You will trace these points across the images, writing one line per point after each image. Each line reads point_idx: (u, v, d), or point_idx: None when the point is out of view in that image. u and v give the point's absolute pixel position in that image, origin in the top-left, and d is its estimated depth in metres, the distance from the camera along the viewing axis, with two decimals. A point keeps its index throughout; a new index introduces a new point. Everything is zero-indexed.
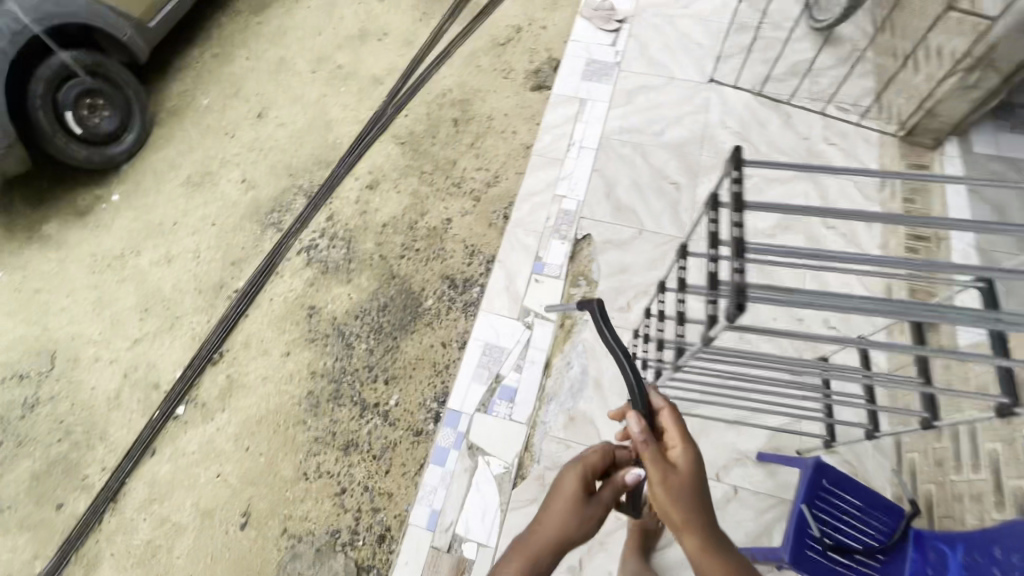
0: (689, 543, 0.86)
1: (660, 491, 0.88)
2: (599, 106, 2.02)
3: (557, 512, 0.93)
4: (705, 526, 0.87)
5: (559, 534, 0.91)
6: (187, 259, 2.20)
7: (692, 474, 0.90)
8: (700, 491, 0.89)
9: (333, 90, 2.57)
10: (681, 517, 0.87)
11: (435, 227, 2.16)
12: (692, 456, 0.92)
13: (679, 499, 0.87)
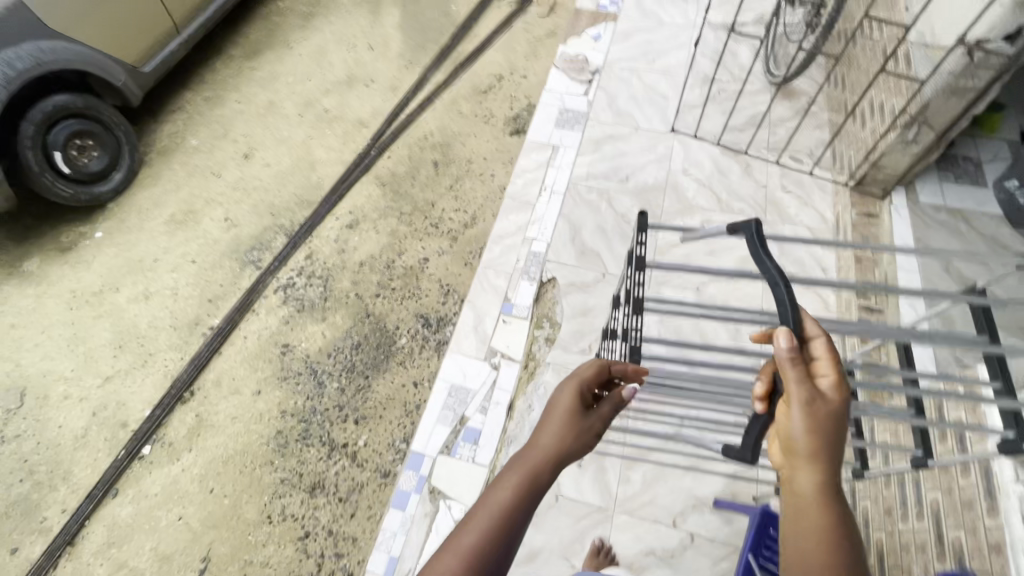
0: (808, 477, 0.76)
1: (800, 413, 0.77)
2: (569, 152, 2.10)
3: (556, 430, 0.94)
4: (832, 468, 0.76)
5: (559, 448, 0.92)
6: (165, 297, 2.22)
7: (837, 407, 0.78)
8: (837, 428, 0.77)
9: (319, 132, 2.66)
10: (812, 445, 0.76)
11: (412, 266, 2.19)
12: (844, 391, 0.80)
13: (817, 427, 0.76)
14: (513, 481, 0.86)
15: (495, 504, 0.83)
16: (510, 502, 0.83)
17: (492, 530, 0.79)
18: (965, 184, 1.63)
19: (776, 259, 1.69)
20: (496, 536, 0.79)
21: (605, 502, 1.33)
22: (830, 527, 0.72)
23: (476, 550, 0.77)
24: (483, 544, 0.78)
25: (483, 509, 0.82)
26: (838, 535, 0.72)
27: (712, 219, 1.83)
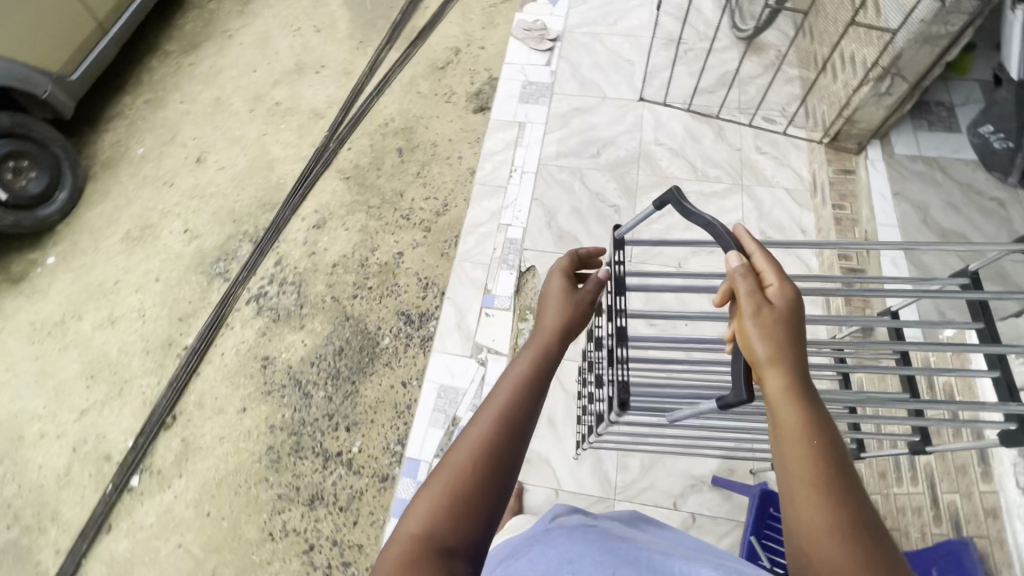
0: (786, 402, 0.57)
1: (754, 326, 0.59)
2: (536, 128, 2.03)
3: (553, 309, 0.85)
4: (803, 378, 0.58)
5: (561, 327, 0.83)
6: (132, 319, 2.12)
7: (796, 310, 0.60)
8: (801, 329, 0.60)
9: (273, 128, 2.51)
10: (772, 359, 0.57)
11: (387, 262, 2.11)
12: (798, 288, 0.61)
13: (776, 336, 0.58)
14: (516, 366, 0.78)
15: (503, 391, 0.75)
16: (518, 386, 0.75)
17: (504, 415, 0.72)
18: (938, 131, 1.60)
19: (754, 223, 1.70)
20: (510, 419, 0.72)
21: (605, 492, 1.33)
22: (818, 456, 0.54)
23: (491, 435, 0.70)
24: (498, 428, 0.71)
25: (492, 397, 0.75)
26: (827, 463, 0.54)
27: (687, 188, 1.79)
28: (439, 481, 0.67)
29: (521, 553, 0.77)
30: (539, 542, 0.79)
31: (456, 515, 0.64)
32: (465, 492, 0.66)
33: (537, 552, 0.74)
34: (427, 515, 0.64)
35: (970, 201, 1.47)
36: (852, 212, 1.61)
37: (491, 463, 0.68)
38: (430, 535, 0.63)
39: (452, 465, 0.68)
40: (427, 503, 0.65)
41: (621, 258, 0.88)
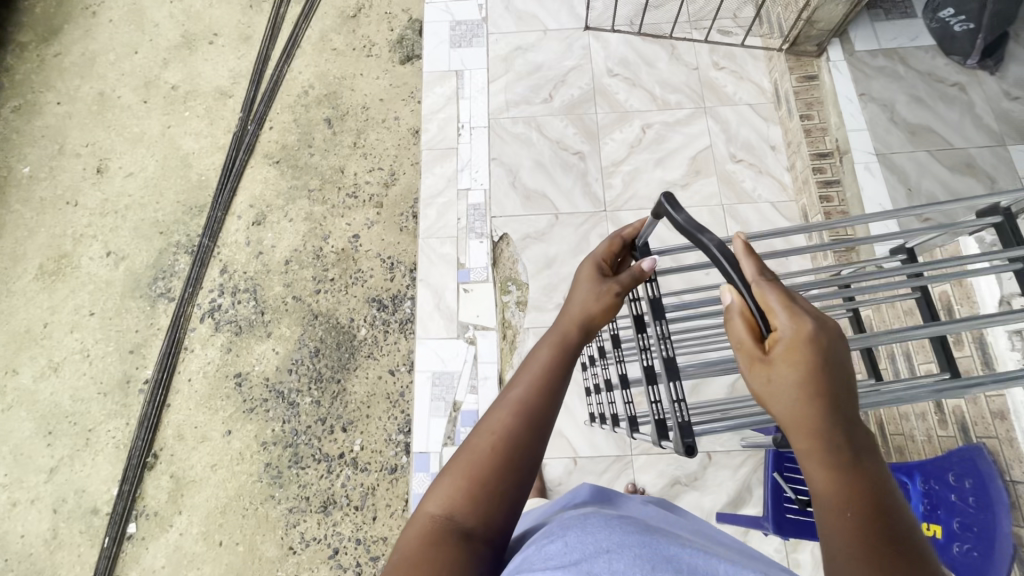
0: (812, 467, 0.41)
1: (753, 388, 0.45)
2: (477, 75, 1.93)
3: (582, 284, 0.62)
4: (837, 435, 0.41)
5: (592, 307, 0.59)
6: (77, 362, 1.93)
7: (811, 347, 0.42)
8: (834, 370, 0.42)
9: (177, 117, 2.20)
10: (782, 415, 0.43)
11: (344, 247, 1.94)
12: (813, 322, 0.42)
13: (786, 395, 0.43)
14: (545, 348, 0.57)
15: (530, 375, 0.54)
16: (548, 373, 0.54)
17: (532, 397, 0.52)
18: (896, 19, 1.63)
19: (723, 147, 1.71)
20: (541, 403, 0.52)
21: (622, 450, 1.39)
22: (854, 536, 0.39)
23: (517, 421, 0.50)
24: (526, 411, 0.51)
25: (519, 376, 0.55)
26: (872, 546, 0.38)
27: (650, 120, 1.78)
28: (456, 465, 0.49)
29: (567, 546, 0.38)
30: (591, 527, 0.40)
31: (478, 506, 0.47)
32: (486, 481, 0.48)
33: (630, 555, 0.36)
34: (447, 495, 0.47)
35: (932, 88, 1.56)
36: (821, 117, 1.60)
37: (515, 455, 0.49)
38: (450, 519, 0.46)
39: (471, 446, 0.50)
40: (444, 487, 0.48)
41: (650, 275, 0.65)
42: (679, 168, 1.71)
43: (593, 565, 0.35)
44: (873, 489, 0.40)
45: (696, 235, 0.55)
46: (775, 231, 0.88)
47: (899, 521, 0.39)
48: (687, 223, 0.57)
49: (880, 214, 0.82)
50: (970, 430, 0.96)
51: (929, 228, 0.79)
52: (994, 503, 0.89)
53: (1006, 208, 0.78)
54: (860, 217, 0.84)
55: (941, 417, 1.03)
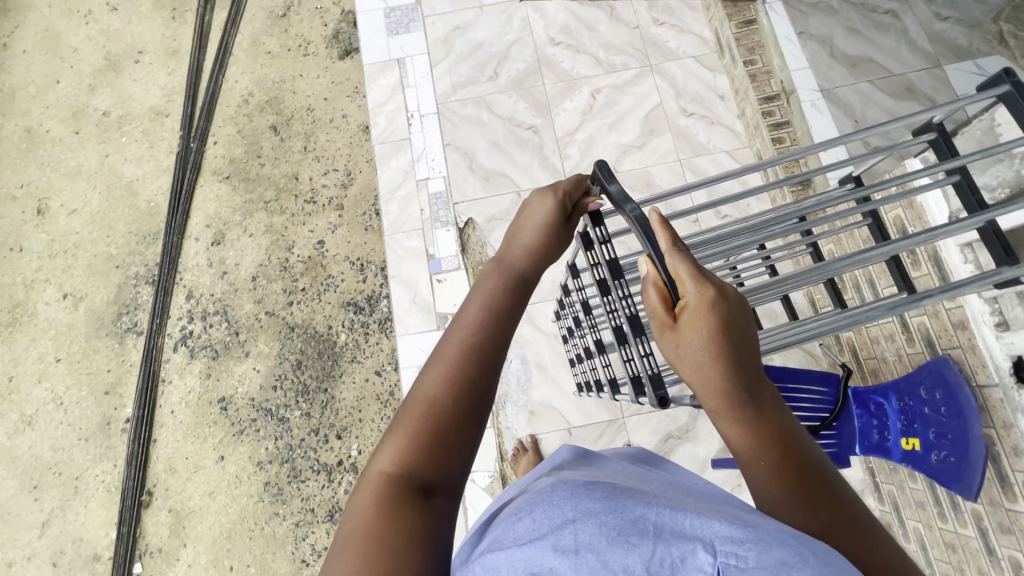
0: (723, 423, 0.46)
1: (667, 351, 0.48)
2: (419, 61, 1.89)
3: (528, 239, 0.61)
4: (742, 390, 0.45)
5: (545, 247, 0.61)
6: (51, 411, 1.86)
7: (712, 311, 0.45)
8: (735, 327, 0.46)
9: (114, 145, 2.10)
10: (691, 380, 0.47)
11: (310, 255, 1.89)
12: (716, 289, 0.46)
13: (701, 362, 0.45)
14: (489, 284, 0.56)
15: (476, 316, 0.53)
16: (497, 313, 0.54)
17: (490, 347, 0.51)
18: None
19: (673, 103, 1.72)
20: (492, 342, 0.52)
21: (613, 414, 1.41)
22: (774, 476, 0.45)
23: (470, 364, 0.50)
24: (478, 354, 0.50)
25: (466, 317, 0.53)
26: (787, 480, 0.44)
27: (599, 85, 1.77)
28: (407, 420, 0.48)
29: (536, 525, 0.39)
30: (557, 498, 0.41)
31: (435, 457, 0.46)
32: (443, 431, 0.47)
33: (594, 522, 0.37)
34: (403, 453, 0.46)
35: (866, 19, 1.58)
36: (764, 61, 1.61)
37: (470, 400, 0.48)
38: (407, 476, 0.45)
39: (424, 401, 0.48)
40: (398, 440, 0.46)
41: (605, 238, 0.65)
42: (633, 130, 1.71)
43: (559, 539, 0.36)
44: (780, 431, 0.46)
45: (619, 206, 0.57)
46: (730, 174, 0.88)
47: (805, 452, 0.46)
48: (616, 191, 0.58)
49: (827, 143, 0.83)
50: (936, 344, 1.00)
51: (873, 151, 0.81)
52: (964, 409, 0.92)
53: (939, 123, 0.81)
54: (810, 150, 0.85)
55: (909, 335, 1.06)
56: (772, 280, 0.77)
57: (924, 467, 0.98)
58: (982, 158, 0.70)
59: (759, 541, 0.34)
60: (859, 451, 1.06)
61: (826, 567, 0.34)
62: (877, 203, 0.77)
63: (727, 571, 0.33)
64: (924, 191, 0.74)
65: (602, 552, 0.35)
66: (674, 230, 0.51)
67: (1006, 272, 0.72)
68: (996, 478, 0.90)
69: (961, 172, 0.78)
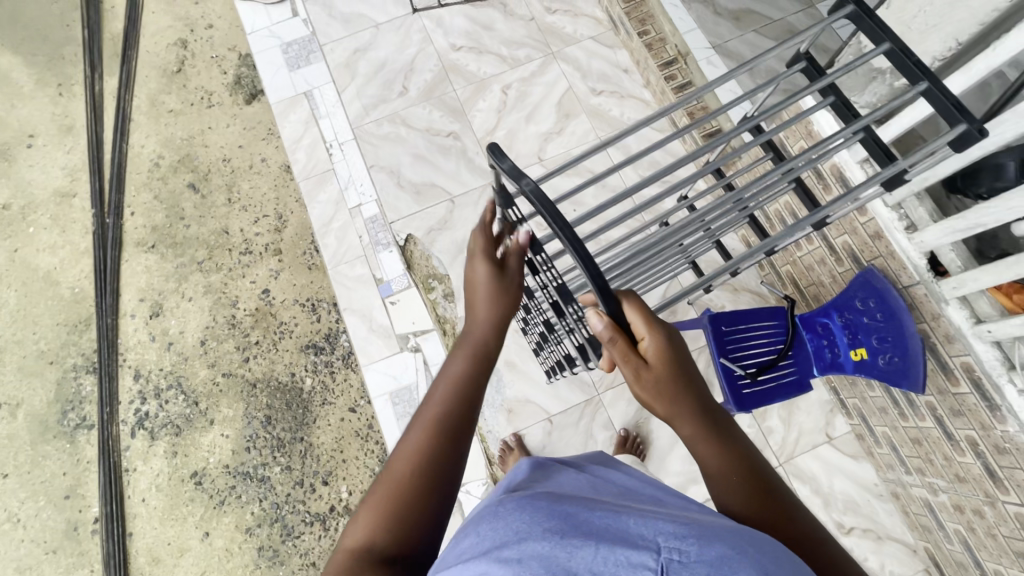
0: (703, 448, 0.57)
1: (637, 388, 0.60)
2: (327, 91, 1.87)
3: (479, 309, 0.71)
4: (707, 417, 0.59)
5: (497, 313, 0.71)
6: (10, 531, 1.71)
7: (665, 352, 0.60)
8: (684, 365, 0.61)
9: (22, 238, 1.97)
10: (666, 414, 0.59)
11: (257, 306, 1.83)
12: (668, 337, 0.61)
13: (663, 389, 0.59)
14: (457, 361, 0.67)
15: (444, 390, 0.63)
16: (459, 386, 0.64)
17: (450, 414, 0.61)
18: None
19: (582, 84, 1.77)
20: (455, 416, 0.61)
21: (588, 393, 1.44)
22: (744, 487, 0.54)
23: (433, 437, 0.59)
24: (444, 426, 0.60)
25: (432, 396, 0.63)
26: (756, 491, 0.53)
27: (508, 80, 1.80)
28: (376, 494, 0.56)
29: (481, 538, 0.44)
30: (504, 511, 0.46)
31: (400, 528, 0.54)
32: (410, 501, 0.55)
33: (538, 536, 0.41)
34: (372, 519, 0.54)
35: None
36: (657, 29, 1.68)
37: (436, 467, 0.57)
38: (372, 546, 0.52)
39: (393, 471, 0.57)
40: (371, 511, 0.55)
41: (520, 217, 0.72)
42: (550, 117, 1.75)
43: (503, 552, 0.40)
44: (744, 455, 0.57)
45: (514, 182, 0.60)
46: (636, 126, 0.91)
47: (765, 472, 0.56)
48: (508, 168, 0.61)
49: (719, 79, 0.88)
50: (861, 258, 1.07)
51: (759, 84, 0.86)
52: (897, 310, 1.00)
53: (807, 50, 0.88)
54: (704, 90, 0.89)
55: (837, 256, 1.13)
56: (693, 216, 0.88)
57: (875, 372, 1.04)
58: (846, 72, 0.79)
59: (699, 536, 0.39)
60: (817, 372, 1.12)
61: (761, 556, 0.39)
62: (771, 132, 0.84)
63: (670, 564, 0.36)
64: (800, 118, 0.83)
65: (546, 558, 0.39)
66: (561, 212, 0.55)
67: (890, 172, 0.80)
68: (939, 367, 0.97)
69: (835, 93, 0.86)
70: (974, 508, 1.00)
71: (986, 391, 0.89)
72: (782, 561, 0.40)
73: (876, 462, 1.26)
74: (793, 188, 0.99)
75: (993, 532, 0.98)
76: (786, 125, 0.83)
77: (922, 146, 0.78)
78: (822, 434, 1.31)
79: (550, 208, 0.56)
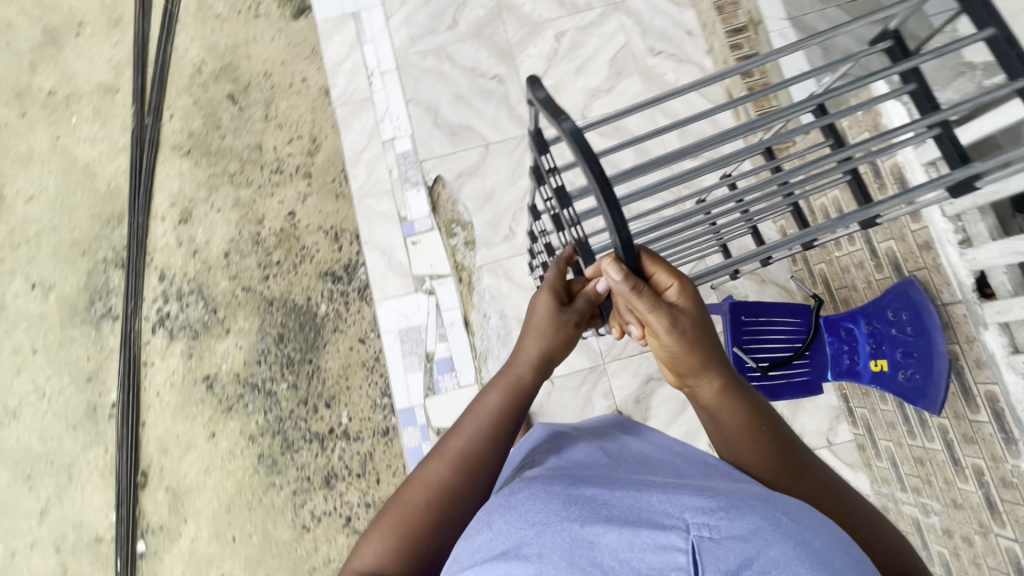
0: (729, 408, 0.61)
1: (669, 342, 0.58)
2: (375, 15, 1.85)
3: (532, 336, 0.69)
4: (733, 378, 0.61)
5: (547, 348, 0.69)
6: (35, 403, 1.83)
7: (697, 309, 0.59)
8: (707, 323, 0.60)
9: (64, 126, 1.99)
10: (697, 369, 0.60)
11: (282, 226, 1.84)
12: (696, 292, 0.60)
13: (695, 345, 0.59)
14: (492, 398, 0.67)
15: (471, 428, 0.65)
16: (488, 425, 0.65)
17: (473, 455, 0.63)
18: None
19: (641, 42, 1.67)
20: (475, 455, 0.63)
21: (594, 361, 1.43)
22: (765, 446, 0.60)
23: (450, 475, 0.62)
24: (465, 469, 0.62)
25: (459, 427, 0.66)
26: (774, 450, 0.60)
27: (563, 27, 1.72)
28: (389, 517, 0.60)
29: (495, 536, 0.47)
30: (517, 502, 0.49)
31: (407, 559, 0.58)
32: (419, 532, 0.59)
33: (555, 530, 0.45)
34: (384, 541, 0.59)
35: None
36: None
37: (449, 504, 0.61)
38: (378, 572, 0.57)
39: (411, 499, 0.61)
40: (383, 531, 0.59)
41: (553, 167, 0.69)
42: (601, 73, 1.67)
43: (523, 550, 0.44)
44: (760, 414, 0.62)
45: (554, 124, 0.57)
46: (688, 88, 0.85)
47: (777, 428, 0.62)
48: (550, 109, 0.59)
49: (784, 49, 0.81)
50: (903, 267, 1.01)
51: (834, 59, 0.79)
52: (929, 328, 0.95)
53: (896, 29, 0.81)
54: (771, 57, 0.82)
55: (877, 262, 1.07)
56: (732, 194, 0.83)
57: (893, 386, 1.01)
58: (935, 57, 0.73)
59: (727, 510, 0.44)
60: (831, 377, 1.10)
61: (795, 525, 0.44)
62: (834, 115, 0.77)
63: (700, 542, 0.42)
64: (871, 102, 0.77)
65: (568, 548, 0.44)
66: (601, 163, 0.52)
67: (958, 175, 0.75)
68: (961, 392, 0.93)
69: (917, 81, 0.81)
70: (963, 535, 0.99)
71: (1006, 423, 0.86)
72: (801, 514, 0.45)
73: (872, 475, 1.24)
74: (847, 180, 0.94)
75: (978, 562, 0.97)
76: (853, 109, 0.76)
77: (1001, 154, 0.73)
78: (824, 438, 1.29)
79: (591, 158, 0.52)
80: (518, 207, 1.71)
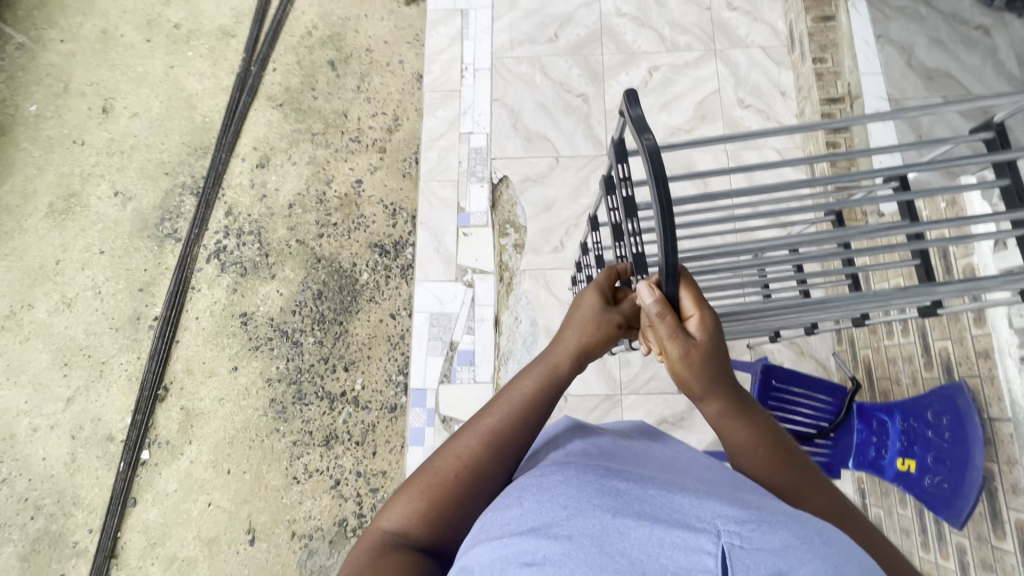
0: (737, 430, 0.57)
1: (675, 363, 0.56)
2: (482, 15, 1.93)
3: (571, 330, 0.65)
4: (740, 404, 0.58)
5: (589, 347, 0.65)
6: (89, 299, 1.96)
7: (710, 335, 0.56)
8: (719, 347, 0.57)
9: (180, 58, 2.16)
10: (700, 392, 0.57)
11: (347, 192, 1.93)
12: (718, 320, 0.57)
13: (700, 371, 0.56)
14: (530, 379, 0.62)
15: (507, 406, 0.60)
16: (524, 405, 0.60)
17: (506, 434, 0.58)
18: None
19: (732, 92, 1.69)
20: (510, 435, 0.59)
21: (611, 389, 1.43)
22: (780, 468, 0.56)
23: (482, 450, 0.57)
24: (495, 445, 0.58)
25: (497, 403, 0.61)
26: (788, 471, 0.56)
27: (658, 62, 1.76)
28: (417, 483, 0.57)
29: (525, 512, 0.43)
30: (548, 483, 0.45)
31: (432, 528, 0.55)
32: (441, 506, 0.55)
33: (589, 514, 0.41)
34: (405, 514, 0.55)
35: (954, 31, 1.51)
36: (833, 63, 1.56)
37: (475, 479, 0.56)
38: (403, 536, 0.54)
39: (437, 469, 0.57)
40: (406, 502, 0.56)
41: (626, 176, 0.70)
42: (685, 114, 1.69)
43: (553, 529, 0.40)
44: (774, 438, 0.58)
45: (637, 132, 0.58)
46: (770, 134, 0.84)
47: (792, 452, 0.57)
48: (636, 117, 0.59)
49: (876, 117, 0.79)
50: (954, 370, 0.97)
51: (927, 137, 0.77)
52: (969, 439, 0.91)
53: (1000, 122, 0.78)
54: (862, 122, 0.80)
55: (928, 359, 1.03)
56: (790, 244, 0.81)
57: (917, 489, 0.98)
58: None
59: (761, 522, 0.39)
60: (852, 466, 1.08)
61: (829, 548, 0.38)
62: (914, 194, 0.76)
63: (731, 551, 0.37)
64: (958, 190, 0.74)
65: (597, 534, 0.39)
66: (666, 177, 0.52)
67: None
68: (989, 513, 0.88)
69: (1012, 177, 0.78)
70: None
71: None
72: (840, 537, 0.41)
73: None
74: (915, 264, 0.90)
75: None
76: (934, 194, 0.75)
77: None
78: None
79: (659, 174, 0.52)
80: (574, 223, 1.73)
